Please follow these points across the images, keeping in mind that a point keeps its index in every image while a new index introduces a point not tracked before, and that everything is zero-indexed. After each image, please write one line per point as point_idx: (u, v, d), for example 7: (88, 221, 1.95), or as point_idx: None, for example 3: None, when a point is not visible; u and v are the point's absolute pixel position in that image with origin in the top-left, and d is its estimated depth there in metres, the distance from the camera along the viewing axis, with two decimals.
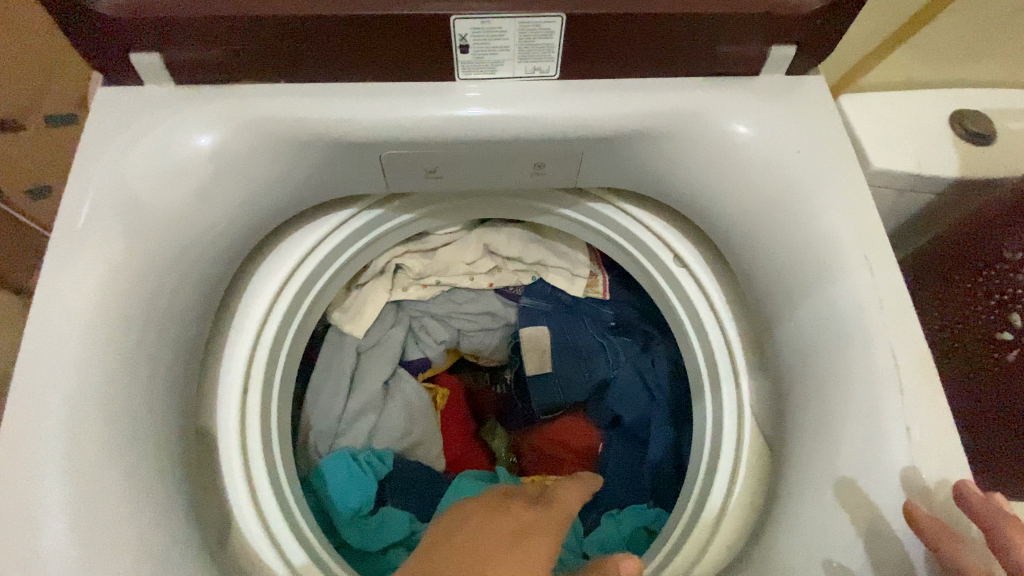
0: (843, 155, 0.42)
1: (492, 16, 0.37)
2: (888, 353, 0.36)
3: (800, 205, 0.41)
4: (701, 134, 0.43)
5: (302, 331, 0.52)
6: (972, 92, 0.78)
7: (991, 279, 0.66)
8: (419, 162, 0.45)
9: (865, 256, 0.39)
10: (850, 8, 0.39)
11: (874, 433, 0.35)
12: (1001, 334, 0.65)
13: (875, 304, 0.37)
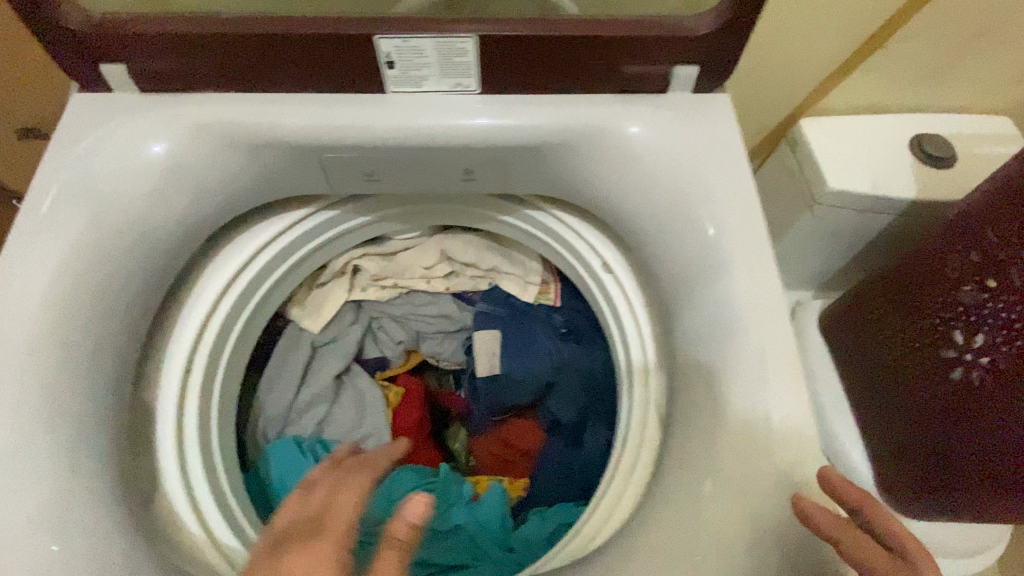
0: (740, 168, 0.45)
1: (411, 36, 0.42)
2: (762, 348, 0.39)
3: (698, 213, 0.44)
4: (614, 145, 0.47)
5: (252, 320, 0.56)
6: (923, 119, 0.82)
7: (938, 296, 0.68)
8: (357, 167, 0.49)
9: (748, 261, 0.42)
10: (742, 35, 0.43)
11: (740, 424, 0.37)
12: (945, 351, 0.67)
13: (754, 305, 0.40)
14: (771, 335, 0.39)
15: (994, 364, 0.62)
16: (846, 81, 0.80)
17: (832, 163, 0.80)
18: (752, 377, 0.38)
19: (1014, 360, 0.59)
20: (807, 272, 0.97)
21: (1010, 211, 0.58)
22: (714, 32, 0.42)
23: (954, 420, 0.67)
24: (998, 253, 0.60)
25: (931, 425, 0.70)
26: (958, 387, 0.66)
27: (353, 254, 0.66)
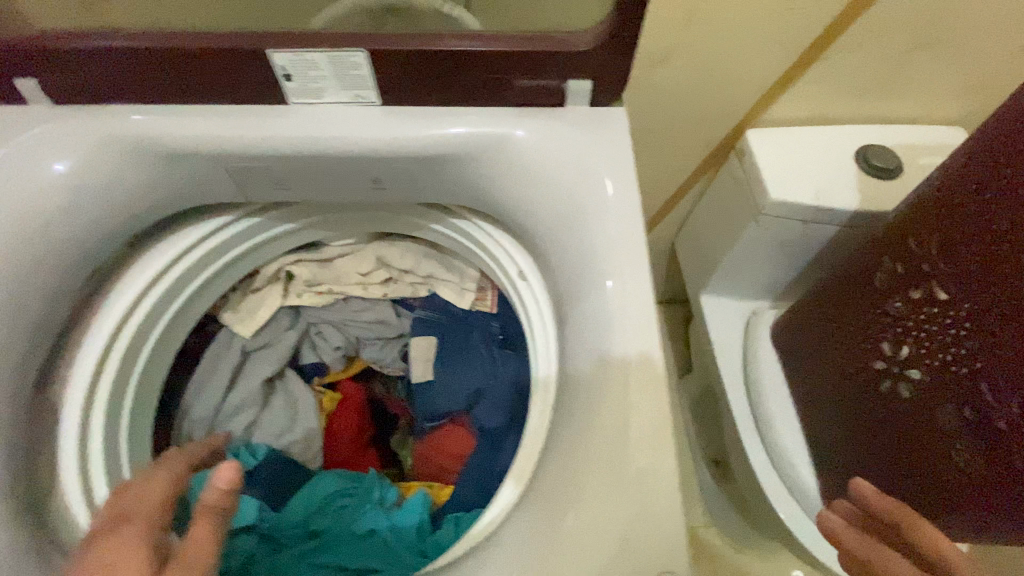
0: (630, 179, 0.46)
1: (302, 50, 0.44)
2: (633, 357, 0.39)
3: (585, 223, 0.45)
4: (511, 157, 0.48)
5: (174, 323, 0.58)
6: (867, 130, 0.83)
7: (869, 306, 0.66)
8: (265, 175, 0.50)
9: (625, 272, 0.43)
10: (625, 52, 0.44)
11: (608, 433, 0.38)
12: (876, 362, 0.66)
13: (629, 313, 0.41)
14: (644, 344, 0.40)
15: (918, 378, 0.60)
16: (787, 94, 0.81)
17: (774, 174, 0.80)
18: (620, 383, 0.39)
19: (936, 374, 0.58)
20: (761, 282, 0.97)
21: (934, 222, 0.57)
22: (595, 49, 0.43)
23: (884, 432, 0.66)
24: (922, 265, 0.59)
25: (865, 436, 0.69)
26: (888, 399, 0.65)
27: (287, 260, 0.67)
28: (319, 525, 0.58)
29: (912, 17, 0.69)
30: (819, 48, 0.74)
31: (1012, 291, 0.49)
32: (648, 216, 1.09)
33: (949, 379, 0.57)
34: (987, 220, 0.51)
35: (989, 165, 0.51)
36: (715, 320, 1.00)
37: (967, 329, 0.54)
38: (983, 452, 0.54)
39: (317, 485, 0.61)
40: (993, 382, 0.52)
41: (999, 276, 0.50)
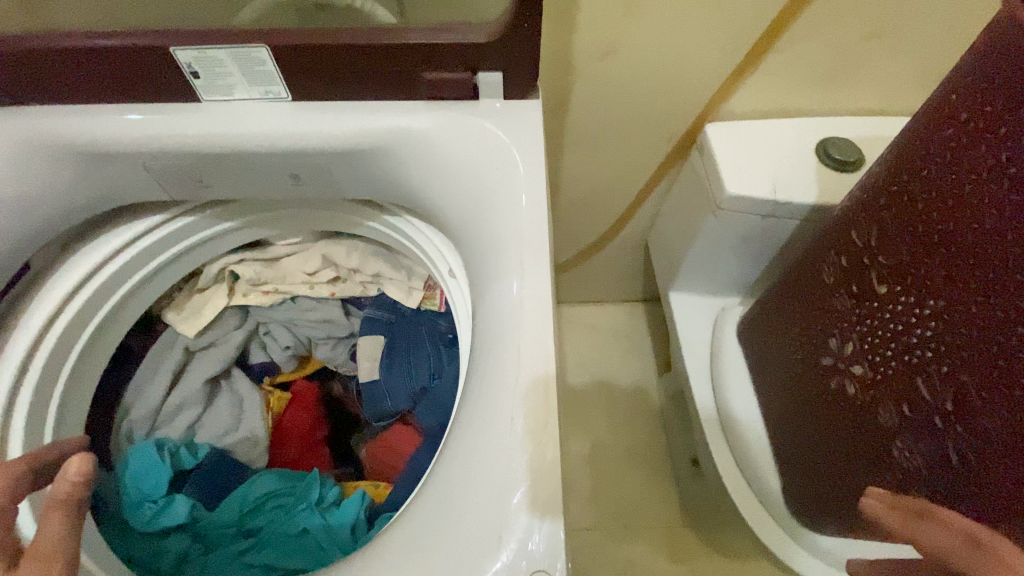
0: (541, 171, 0.46)
1: (205, 47, 0.44)
2: (525, 350, 0.40)
3: (493, 215, 0.45)
4: (424, 151, 0.48)
5: (109, 320, 0.59)
6: (823, 122, 0.82)
7: (817, 301, 0.65)
8: (186, 173, 0.51)
9: (528, 264, 0.42)
10: (528, 44, 0.44)
11: (499, 426, 0.38)
12: (825, 358, 0.64)
13: (527, 306, 0.41)
14: (537, 336, 0.40)
15: (862, 373, 0.59)
16: (743, 86, 0.80)
17: (730, 168, 0.79)
18: (511, 376, 0.39)
19: (878, 370, 0.57)
20: (728, 278, 0.95)
21: (872, 214, 0.55)
22: (496, 41, 0.44)
23: (831, 431, 0.64)
24: (862, 258, 0.57)
25: (815, 436, 0.67)
26: (835, 396, 0.63)
27: (230, 259, 0.67)
28: (256, 522, 0.59)
29: (862, 5, 0.68)
30: (767, 41, 0.73)
31: (948, 282, 0.47)
32: (616, 212, 1.08)
33: (890, 375, 0.55)
34: (922, 210, 0.49)
35: (925, 153, 0.49)
36: (682, 316, 0.99)
37: (905, 323, 0.52)
38: (921, 450, 0.52)
39: (253, 483, 0.61)
40: (931, 376, 0.50)
41: (936, 267, 0.48)
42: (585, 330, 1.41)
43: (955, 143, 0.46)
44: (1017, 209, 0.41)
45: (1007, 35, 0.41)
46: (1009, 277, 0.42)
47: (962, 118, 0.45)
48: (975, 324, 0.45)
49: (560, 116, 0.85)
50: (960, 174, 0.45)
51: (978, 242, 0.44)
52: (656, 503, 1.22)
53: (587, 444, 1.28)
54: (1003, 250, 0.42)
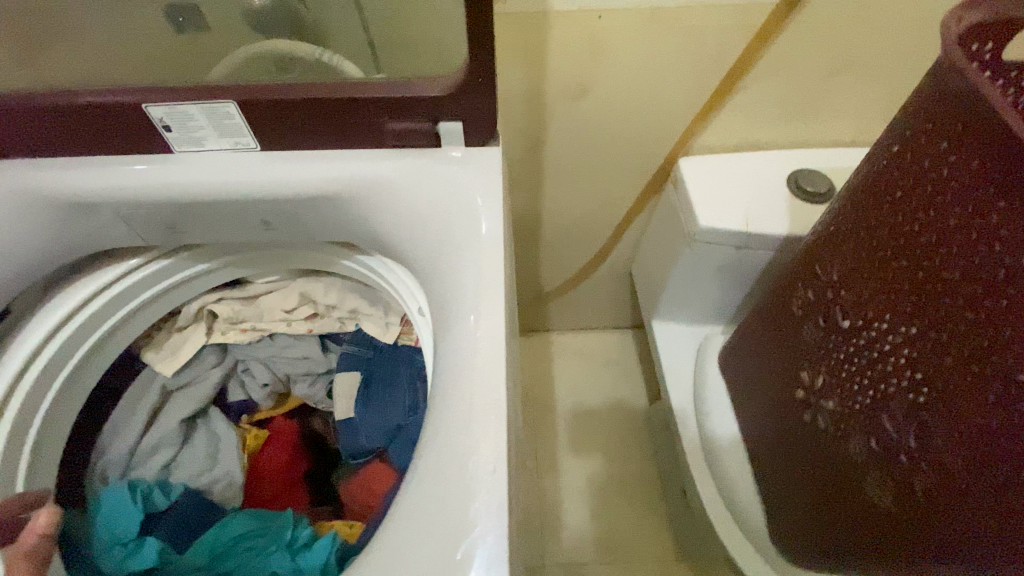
0: (498, 214, 0.47)
1: (176, 103, 0.46)
2: (478, 393, 0.40)
3: (453, 258, 0.47)
4: (388, 196, 0.49)
5: (86, 362, 0.60)
6: (796, 154, 0.84)
7: (790, 333, 0.65)
8: (159, 220, 0.52)
9: (484, 307, 0.43)
10: (485, 94, 0.46)
11: (453, 465, 0.38)
12: (798, 392, 0.64)
13: (481, 349, 0.42)
14: (490, 379, 0.41)
15: (831, 408, 0.59)
16: (713, 121, 0.82)
17: (704, 201, 0.81)
18: (465, 420, 0.40)
19: (847, 405, 0.56)
20: (709, 307, 0.96)
21: (833, 248, 0.56)
22: (454, 94, 0.46)
23: (808, 465, 0.64)
24: (826, 293, 0.58)
25: (793, 469, 0.67)
26: (809, 430, 0.63)
27: (208, 299, 0.68)
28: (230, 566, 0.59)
29: (820, 45, 0.71)
30: (734, 79, 0.75)
31: (906, 317, 0.48)
32: (598, 242, 1.10)
33: (858, 410, 0.55)
34: (877, 248, 0.50)
35: (875, 188, 0.50)
36: (665, 346, 0.99)
37: (870, 356, 0.53)
38: (891, 486, 0.52)
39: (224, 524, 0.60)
40: (895, 410, 0.50)
41: (893, 305, 0.49)
42: (574, 359, 1.42)
43: (904, 179, 0.47)
44: (964, 247, 0.42)
45: (947, 81, 0.42)
46: (963, 314, 0.42)
47: (908, 160, 0.47)
48: (933, 360, 0.46)
49: (537, 153, 0.87)
50: (910, 209, 0.46)
51: (932, 276, 0.45)
52: (647, 535, 1.20)
53: (577, 474, 1.27)
54: (953, 290, 0.43)
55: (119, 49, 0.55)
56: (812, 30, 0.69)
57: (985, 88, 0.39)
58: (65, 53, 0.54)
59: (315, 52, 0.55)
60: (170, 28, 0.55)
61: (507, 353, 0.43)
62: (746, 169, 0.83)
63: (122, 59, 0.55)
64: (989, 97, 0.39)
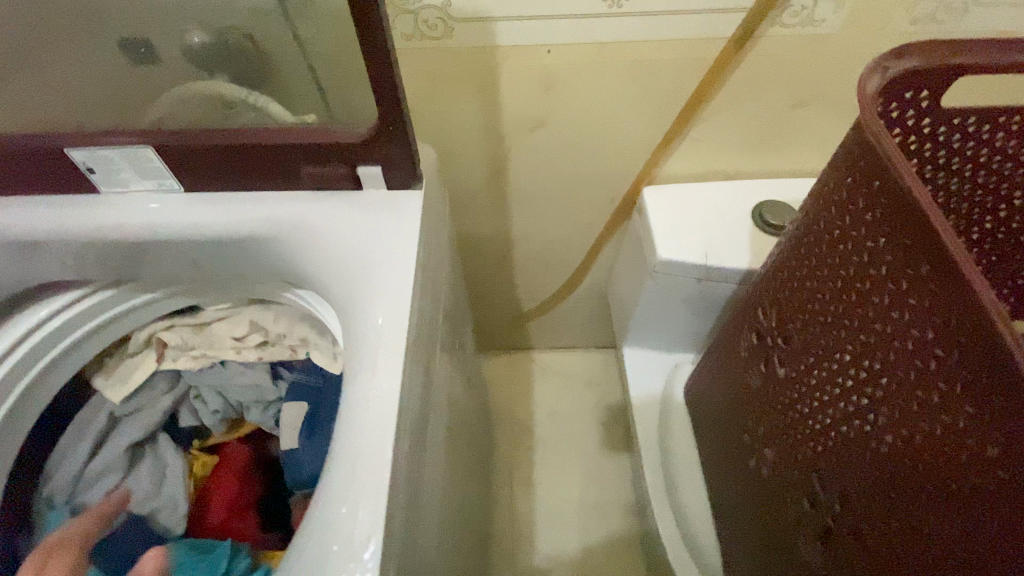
0: (411, 260, 0.47)
1: (95, 148, 0.47)
2: (363, 457, 0.39)
3: (361, 307, 0.46)
4: (306, 238, 0.49)
5: (31, 391, 0.61)
6: (762, 184, 0.82)
7: (739, 376, 0.63)
8: (85, 258, 0.52)
9: (384, 358, 0.42)
10: (400, 142, 0.46)
11: (333, 525, 0.38)
12: (745, 436, 0.62)
13: (372, 408, 0.41)
14: (377, 443, 0.39)
15: (772, 458, 0.57)
16: (674, 152, 0.81)
17: (666, 232, 0.79)
18: (346, 486, 0.38)
19: (784, 457, 0.54)
20: (678, 336, 0.94)
21: (772, 296, 0.54)
22: (368, 140, 0.45)
23: (755, 513, 0.62)
24: (766, 339, 0.56)
25: (746, 517, 0.65)
26: (754, 477, 0.61)
27: (158, 326, 0.69)
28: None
29: (776, 78, 0.70)
30: (693, 113, 0.74)
31: (828, 377, 0.46)
32: (572, 265, 1.08)
33: (793, 465, 0.53)
34: (805, 301, 0.49)
35: (802, 241, 0.48)
36: (635, 375, 0.97)
37: (800, 411, 0.51)
38: (820, 547, 0.50)
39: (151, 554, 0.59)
40: (820, 472, 0.48)
41: (818, 361, 0.47)
42: (557, 378, 1.38)
43: (826, 234, 0.45)
44: (872, 312, 0.40)
45: (858, 138, 0.41)
46: (873, 382, 0.41)
47: (827, 215, 0.45)
48: (848, 426, 0.44)
49: (501, 182, 0.86)
50: (831, 266, 0.45)
51: (849, 339, 0.43)
52: (619, 563, 1.16)
53: (552, 497, 1.23)
54: (864, 354, 0.41)
55: (57, 90, 0.55)
56: (768, 65, 0.68)
57: (891, 148, 0.38)
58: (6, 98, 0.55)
59: (243, 93, 0.55)
60: (107, 66, 0.55)
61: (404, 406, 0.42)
62: (711, 199, 0.81)
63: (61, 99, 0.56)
64: (893, 160, 0.37)
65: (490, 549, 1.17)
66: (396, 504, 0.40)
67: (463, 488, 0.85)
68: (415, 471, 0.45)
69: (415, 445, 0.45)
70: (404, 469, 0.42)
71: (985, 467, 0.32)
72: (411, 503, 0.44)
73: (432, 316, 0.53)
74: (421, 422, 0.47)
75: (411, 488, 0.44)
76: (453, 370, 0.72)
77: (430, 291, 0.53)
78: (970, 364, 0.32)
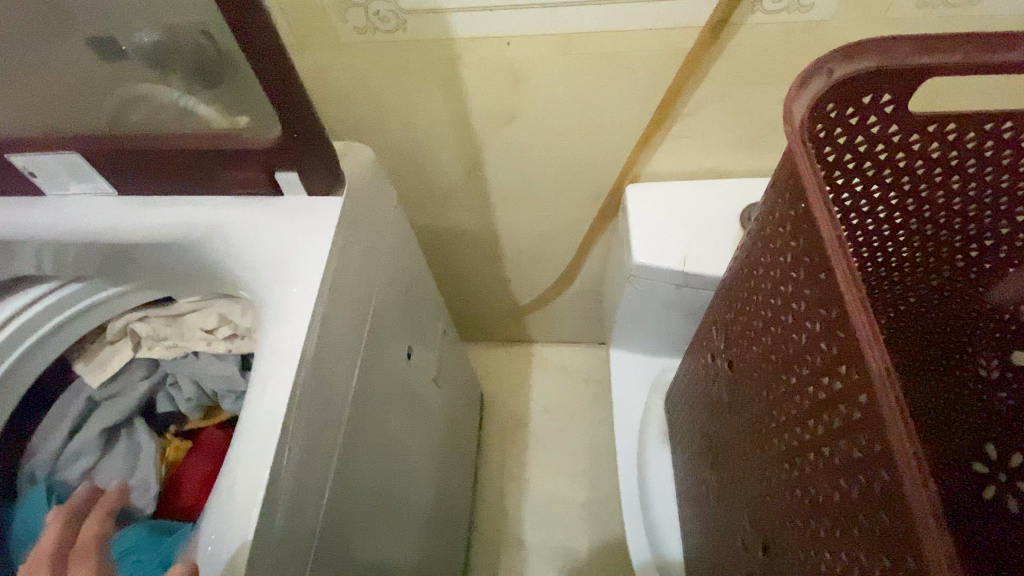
0: (321, 270, 0.47)
1: (31, 153, 0.49)
2: (240, 471, 0.39)
3: (271, 314, 0.46)
4: (226, 243, 0.50)
5: (10, 374, 0.65)
6: (754, 185, 0.76)
7: (697, 389, 0.61)
8: (37, 253, 0.54)
9: (278, 372, 0.42)
10: (314, 147, 0.45)
11: (213, 535, 0.38)
12: (702, 456, 0.60)
13: (256, 423, 0.41)
14: (255, 459, 0.39)
15: (718, 483, 0.54)
16: (656, 151, 0.76)
17: (645, 234, 0.75)
18: (227, 497, 0.39)
19: (726, 484, 0.52)
20: (666, 340, 0.89)
21: (725, 314, 0.51)
22: (279, 143, 0.44)
23: (708, 535, 0.59)
24: (719, 360, 0.53)
25: (701, 539, 0.61)
26: (707, 501, 0.58)
27: (133, 317, 0.70)
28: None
29: (762, 74, 0.64)
30: (671, 109, 0.69)
31: (758, 411, 0.43)
32: (564, 261, 1.04)
33: (734, 495, 0.50)
34: (748, 325, 0.46)
35: (746, 261, 0.45)
36: (620, 378, 0.93)
37: (736, 440, 0.49)
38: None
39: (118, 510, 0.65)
40: (751, 505, 0.46)
41: (755, 390, 0.44)
42: (556, 372, 1.35)
43: (764, 259, 0.42)
44: (795, 352, 0.37)
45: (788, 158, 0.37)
46: (791, 425, 0.38)
47: (765, 236, 0.42)
48: (773, 465, 0.42)
49: (478, 177, 0.83)
50: (767, 295, 0.42)
51: (778, 376, 0.40)
52: (605, 566, 1.13)
53: (541, 493, 1.21)
54: (789, 390, 0.38)
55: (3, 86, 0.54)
56: (752, 56, 0.62)
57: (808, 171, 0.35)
58: None
59: (178, 95, 0.52)
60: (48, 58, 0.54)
61: (295, 421, 0.42)
62: (695, 201, 0.76)
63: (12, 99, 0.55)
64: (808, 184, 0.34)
65: (474, 541, 1.16)
66: (277, 517, 0.40)
67: (436, 486, 0.85)
68: (319, 481, 0.45)
69: (319, 456, 0.45)
70: (293, 480, 0.42)
71: (880, 533, 0.29)
72: (310, 514, 0.44)
73: (357, 323, 0.52)
74: (332, 432, 0.47)
75: (307, 499, 0.43)
76: (412, 370, 0.71)
77: (357, 298, 0.52)
78: (866, 429, 0.30)
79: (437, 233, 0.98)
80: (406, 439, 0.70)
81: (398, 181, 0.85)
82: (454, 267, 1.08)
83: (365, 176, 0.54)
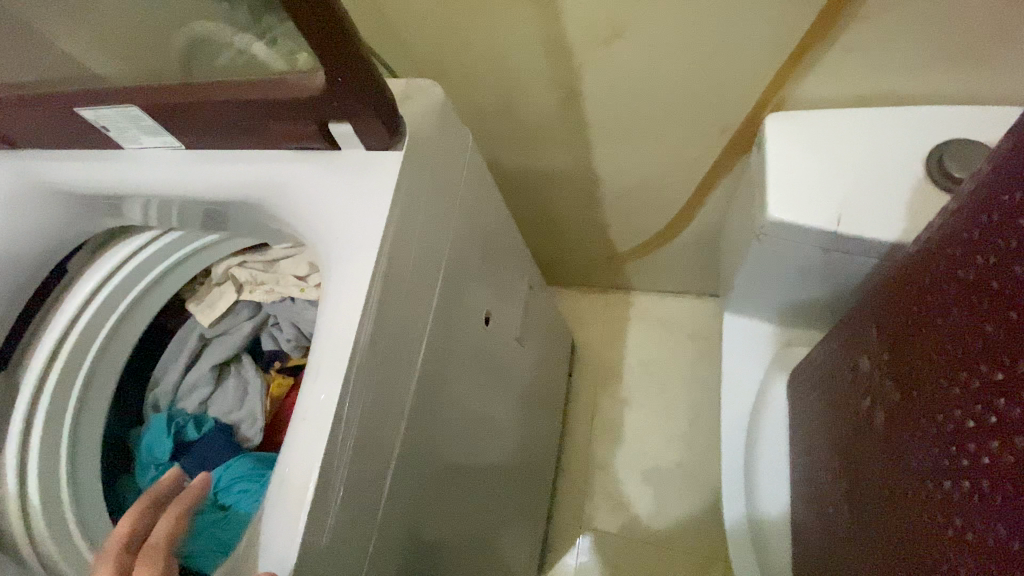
0: (373, 242, 0.44)
1: (98, 108, 0.49)
2: (291, 467, 0.41)
3: (330, 281, 0.45)
4: (284, 203, 0.49)
5: (132, 312, 0.70)
6: (946, 115, 0.56)
7: (855, 365, 0.51)
8: (137, 202, 0.56)
9: (332, 354, 0.42)
10: (365, 96, 0.41)
11: (277, 510, 0.41)
12: (850, 439, 0.51)
13: (309, 412, 0.42)
14: (305, 456, 0.41)
15: (871, 474, 0.47)
16: (811, 71, 0.58)
17: (784, 181, 0.58)
18: (283, 480, 0.42)
19: (885, 479, 0.44)
20: (793, 308, 0.74)
21: (925, 287, 0.40)
22: (326, 92, 0.40)
23: (843, 523, 0.52)
24: (901, 340, 0.43)
25: (836, 534, 0.53)
26: (849, 488, 0.51)
27: (232, 261, 0.71)
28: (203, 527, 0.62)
29: None
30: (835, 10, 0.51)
31: (935, 448, 0.37)
32: (672, 208, 0.90)
33: (891, 490, 0.43)
34: (956, 309, 0.36)
35: (979, 230, 0.34)
36: (731, 346, 0.80)
37: (893, 457, 0.43)
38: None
39: (226, 441, 0.70)
40: (893, 528, 0.42)
41: (951, 387, 0.36)
42: (656, 325, 1.24)
43: (999, 277, 0.31)
44: (1010, 387, 0.30)
45: None
46: (979, 489, 0.32)
47: (1016, 200, 0.31)
48: (934, 491, 0.37)
49: (572, 110, 0.71)
50: (987, 327, 0.32)
51: (973, 428, 0.33)
52: (695, 535, 1.07)
53: (631, 448, 1.15)
54: (1008, 401, 0.30)
55: (83, 33, 0.53)
56: None
57: None
58: (45, 51, 0.55)
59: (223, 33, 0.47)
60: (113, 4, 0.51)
61: (346, 408, 0.42)
62: (857, 136, 0.58)
63: (84, 48, 0.54)
64: None
65: (562, 485, 1.15)
66: (335, 487, 0.42)
67: (516, 443, 0.83)
68: (380, 452, 0.47)
69: (370, 434, 0.45)
70: (349, 458, 0.43)
71: None
72: (372, 480, 0.46)
73: (419, 294, 0.49)
74: (394, 411, 0.48)
75: (367, 465, 0.45)
76: (489, 331, 0.66)
77: (417, 264, 0.49)
78: None
79: (526, 174, 0.89)
80: (483, 400, 0.67)
81: (484, 116, 0.76)
82: (546, 209, 0.99)
83: (426, 129, 0.49)
